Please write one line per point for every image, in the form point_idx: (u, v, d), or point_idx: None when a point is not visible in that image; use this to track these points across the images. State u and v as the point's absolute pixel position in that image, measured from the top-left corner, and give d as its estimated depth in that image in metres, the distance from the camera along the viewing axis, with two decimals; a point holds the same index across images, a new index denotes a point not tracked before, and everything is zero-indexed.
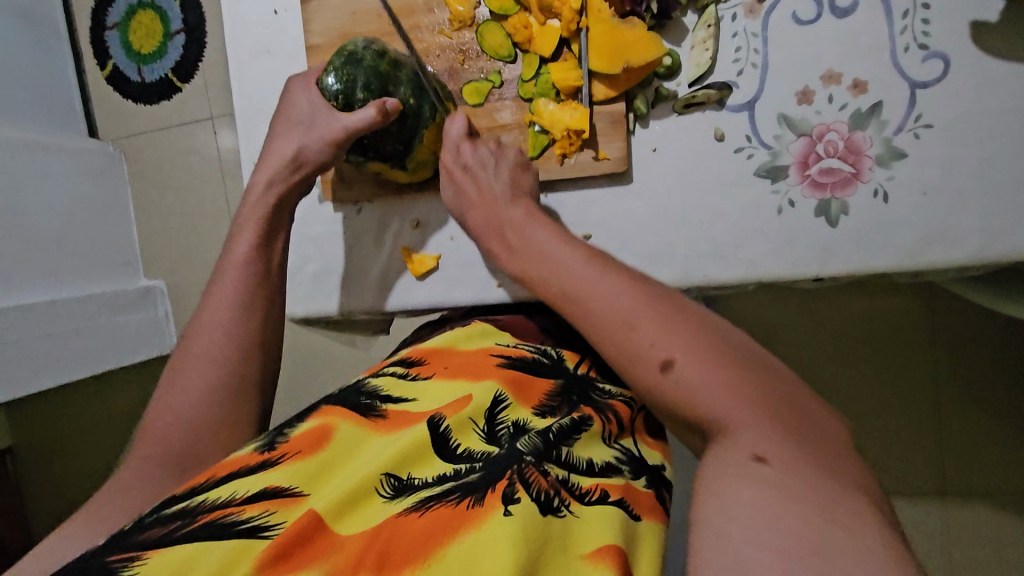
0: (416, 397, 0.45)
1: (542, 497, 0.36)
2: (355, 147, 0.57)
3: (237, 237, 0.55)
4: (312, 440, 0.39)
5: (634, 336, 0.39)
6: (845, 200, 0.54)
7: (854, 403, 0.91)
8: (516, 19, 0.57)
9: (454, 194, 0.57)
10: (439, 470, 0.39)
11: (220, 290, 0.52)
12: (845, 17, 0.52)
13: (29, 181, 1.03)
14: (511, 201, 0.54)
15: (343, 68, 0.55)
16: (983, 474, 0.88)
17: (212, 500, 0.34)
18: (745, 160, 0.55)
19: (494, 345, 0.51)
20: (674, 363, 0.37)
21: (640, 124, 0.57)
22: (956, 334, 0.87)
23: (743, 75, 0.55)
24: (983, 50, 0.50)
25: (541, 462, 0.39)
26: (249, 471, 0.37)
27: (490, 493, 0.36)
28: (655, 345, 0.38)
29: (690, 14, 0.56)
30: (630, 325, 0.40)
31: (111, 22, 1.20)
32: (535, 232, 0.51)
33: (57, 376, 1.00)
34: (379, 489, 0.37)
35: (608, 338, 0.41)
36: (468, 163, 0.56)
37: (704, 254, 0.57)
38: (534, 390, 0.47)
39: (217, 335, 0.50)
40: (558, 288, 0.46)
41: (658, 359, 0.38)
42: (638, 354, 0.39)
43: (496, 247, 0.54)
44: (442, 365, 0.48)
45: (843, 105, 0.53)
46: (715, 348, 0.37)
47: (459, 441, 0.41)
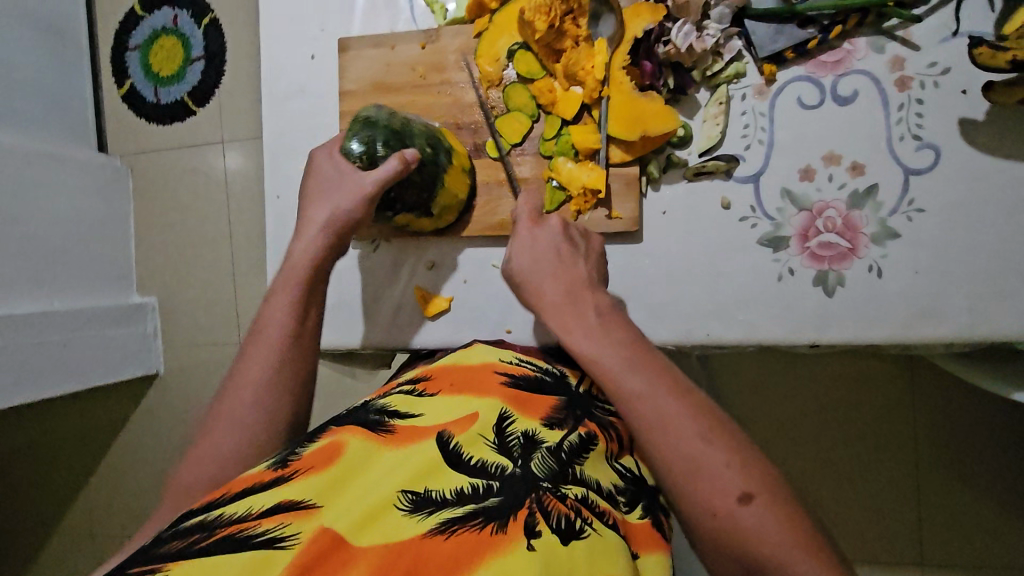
0: (423, 412, 0.45)
1: (563, 524, 0.36)
2: (383, 202, 0.57)
3: (274, 301, 0.54)
4: (325, 456, 0.38)
5: (712, 457, 0.37)
6: (843, 273, 0.57)
7: (839, 463, 0.92)
8: (541, 83, 0.60)
9: (527, 258, 0.53)
10: (454, 485, 0.38)
11: (258, 354, 0.51)
12: (845, 105, 0.57)
13: (35, 194, 1.04)
14: (594, 287, 0.51)
15: (362, 133, 0.56)
16: (963, 549, 0.89)
17: (229, 514, 0.33)
18: (750, 229, 0.59)
19: (498, 361, 0.52)
20: (752, 499, 0.35)
21: (652, 188, 0.61)
22: (942, 409, 0.90)
23: (750, 149, 0.59)
24: (971, 145, 0.54)
25: (558, 485, 0.39)
26: (264, 486, 0.36)
27: (512, 522, 0.35)
28: (730, 474, 0.37)
29: (703, 91, 0.60)
30: (710, 445, 0.38)
31: (135, 44, 1.23)
32: (608, 324, 0.47)
33: (42, 386, 1.01)
34: (397, 503, 0.35)
35: (682, 454, 0.38)
36: (555, 237, 0.54)
37: (706, 314, 0.59)
38: (539, 405, 0.48)
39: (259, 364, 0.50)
40: (633, 386, 0.41)
41: (736, 491, 0.36)
42: (711, 478, 0.37)
43: (563, 316, 0.49)
44: (447, 384, 0.49)
45: (842, 185, 0.57)
46: (788, 496, 0.36)
47: (470, 453, 0.40)
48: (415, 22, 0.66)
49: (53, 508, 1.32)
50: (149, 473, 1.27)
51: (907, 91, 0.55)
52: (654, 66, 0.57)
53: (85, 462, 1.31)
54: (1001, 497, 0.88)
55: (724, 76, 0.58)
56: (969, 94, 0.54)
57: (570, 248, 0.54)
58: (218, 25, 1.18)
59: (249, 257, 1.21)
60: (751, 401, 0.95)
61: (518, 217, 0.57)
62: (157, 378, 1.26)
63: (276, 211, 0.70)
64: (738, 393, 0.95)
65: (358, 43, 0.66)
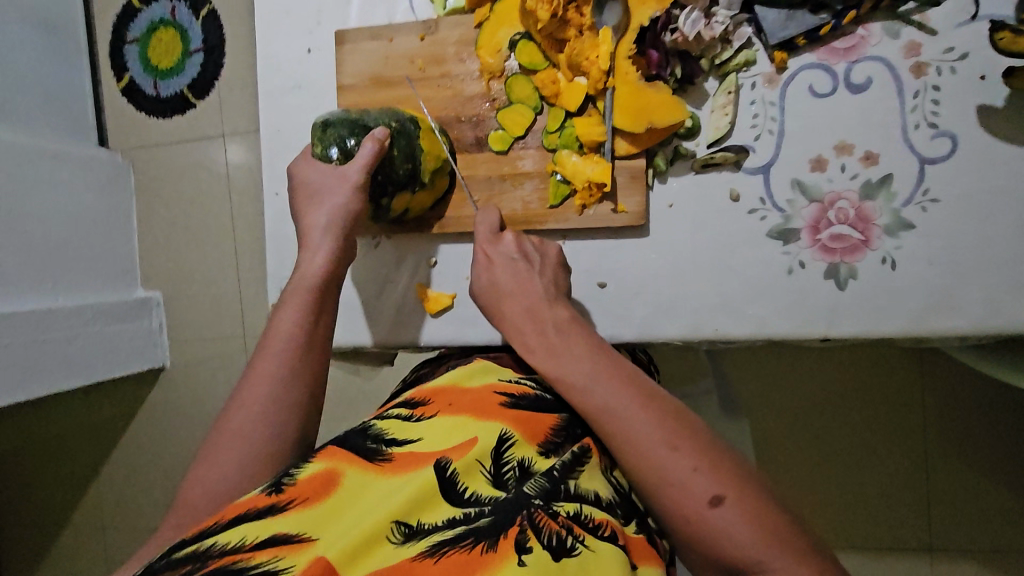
0: (420, 438, 0.43)
1: (554, 542, 0.36)
2: (374, 188, 0.56)
3: (281, 315, 0.52)
4: (318, 484, 0.37)
5: (680, 467, 0.40)
6: (854, 265, 0.55)
7: (848, 452, 0.92)
8: (545, 74, 0.59)
9: (488, 277, 0.57)
10: (447, 514, 0.38)
11: (263, 366, 0.49)
12: (858, 93, 0.55)
13: (37, 191, 1.04)
14: (552, 303, 0.54)
15: (324, 137, 0.56)
16: (971, 538, 0.88)
17: (222, 544, 0.33)
18: (759, 222, 0.57)
19: (497, 381, 0.51)
20: (723, 501, 0.38)
21: (659, 180, 0.59)
22: (949, 400, 0.89)
23: (760, 139, 0.57)
24: (988, 133, 0.52)
25: (550, 504, 0.39)
26: (257, 514, 0.35)
27: (503, 540, 0.35)
28: (697, 478, 0.39)
29: (712, 80, 0.58)
30: (677, 454, 0.40)
31: (132, 37, 1.22)
32: (574, 340, 0.50)
33: (48, 382, 1.01)
34: (390, 535, 0.35)
35: (652, 466, 0.41)
36: (510, 253, 0.57)
37: (713, 309, 0.58)
38: (540, 426, 0.47)
39: (279, 362, 0.49)
40: (599, 401, 0.45)
41: (706, 495, 0.38)
42: (681, 487, 0.39)
43: (528, 336, 0.52)
44: (445, 403, 0.47)
45: (855, 175, 0.55)
46: (757, 493, 0.39)
47: (465, 484, 0.40)
48: (414, 12, 0.64)
49: (63, 501, 1.33)
50: (158, 467, 1.27)
51: (923, 78, 0.53)
52: (661, 55, 0.55)
53: (95, 456, 1.31)
54: (1014, 484, 0.87)
55: (734, 64, 0.57)
56: (987, 79, 0.52)
57: (527, 265, 0.56)
58: (217, 17, 1.16)
59: (251, 252, 1.20)
60: (755, 391, 0.95)
61: (476, 242, 0.59)
62: (163, 373, 1.26)
63: (275, 208, 0.69)
64: (744, 384, 0.95)
65: (356, 36, 0.64)
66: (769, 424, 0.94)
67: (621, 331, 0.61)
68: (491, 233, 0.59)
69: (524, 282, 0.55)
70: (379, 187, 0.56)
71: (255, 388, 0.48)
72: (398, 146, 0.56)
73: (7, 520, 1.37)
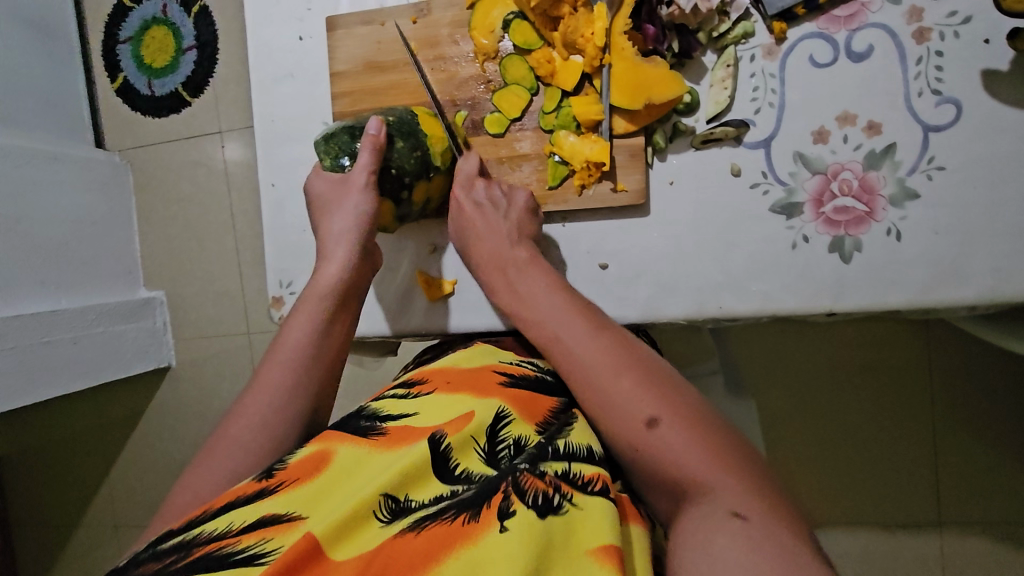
0: (417, 410, 0.44)
1: (540, 501, 0.36)
2: (386, 179, 0.57)
3: (293, 322, 0.52)
4: (309, 467, 0.38)
5: (624, 393, 0.43)
6: (859, 238, 0.55)
7: (854, 430, 0.91)
8: (540, 54, 0.58)
9: (460, 223, 0.59)
10: (436, 491, 0.37)
11: (271, 373, 0.48)
12: (860, 62, 0.54)
13: (35, 193, 1.03)
14: (516, 244, 0.57)
15: (329, 151, 0.58)
16: (971, 502, 0.89)
17: (209, 531, 0.33)
18: (761, 196, 0.57)
19: (496, 362, 0.52)
20: (659, 422, 0.41)
21: (658, 158, 0.59)
22: (945, 365, 0.88)
23: (760, 113, 0.56)
24: (993, 98, 0.51)
25: (536, 466, 0.38)
26: (246, 500, 0.35)
27: (485, 509, 0.35)
28: (641, 403, 0.43)
29: (710, 54, 0.57)
30: (623, 382, 0.44)
31: (125, 35, 1.20)
32: (533, 278, 0.54)
33: (55, 384, 1.02)
34: (378, 512, 0.35)
35: (603, 397, 0.44)
36: (479, 199, 0.58)
37: (717, 287, 0.58)
38: (539, 406, 0.47)
39: (298, 368, 0.49)
40: (551, 331, 0.50)
41: (646, 417, 0.42)
42: (626, 411, 0.43)
43: (494, 279, 0.56)
44: (444, 381, 0.48)
45: (858, 146, 0.54)
46: (697, 416, 0.41)
47: (458, 460, 0.40)
48: None
49: (76, 501, 1.34)
50: (168, 466, 1.28)
51: (926, 43, 0.52)
52: (657, 29, 0.54)
53: (105, 456, 1.32)
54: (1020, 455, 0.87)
55: (732, 37, 0.56)
56: (991, 43, 0.51)
57: (495, 209, 0.57)
58: (209, 12, 1.16)
59: (252, 247, 1.20)
60: (761, 374, 0.94)
61: (452, 188, 0.60)
62: (169, 373, 1.26)
63: (272, 199, 0.69)
64: (750, 368, 0.94)
65: (347, 21, 0.63)
66: (774, 404, 0.94)
67: (625, 311, 0.60)
68: (468, 180, 0.59)
69: (493, 227, 0.56)
70: (392, 181, 0.57)
71: (260, 394, 0.47)
72: (408, 139, 0.57)
73: (21, 522, 1.39)
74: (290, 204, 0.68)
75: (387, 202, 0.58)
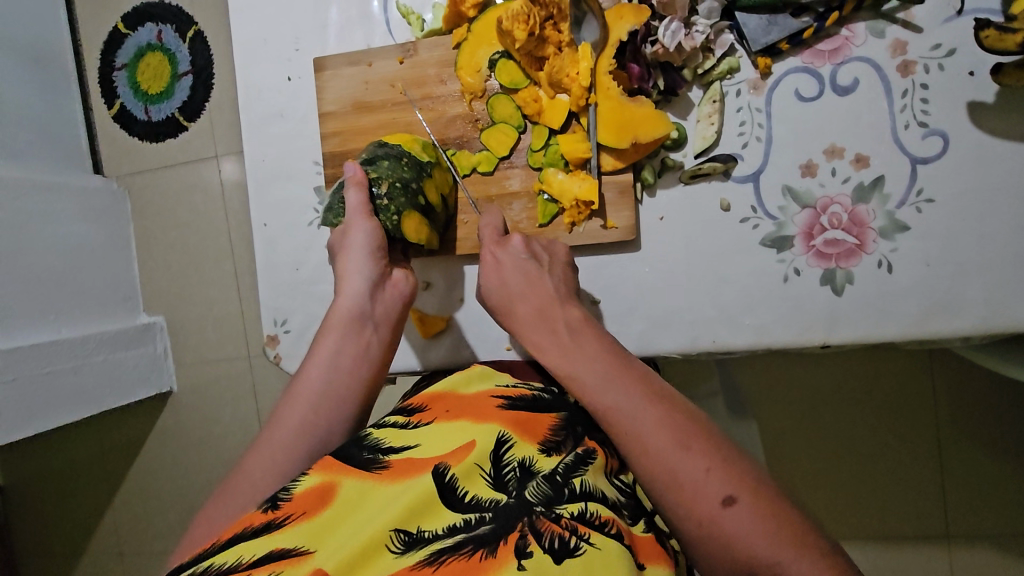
0: (418, 443, 0.43)
1: (556, 544, 0.36)
2: (394, 194, 0.55)
3: (311, 365, 0.50)
4: (315, 499, 0.38)
5: (693, 467, 0.38)
6: (850, 270, 0.54)
7: (858, 447, 0.91)
8: (526, 93, 0.58)
9: (496, 279, 0.55)
10: (448, 520, 0.37)
11: (289, 415, 0.46)
12: (845, 96, 0.54)
13: (34, 223, 1.03)
14: (566, 303, 0.53)
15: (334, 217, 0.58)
16: (982, 518, 0.88)
17: (220, 564, 0.34)
18: (751, 230, 0.57)
19: (494, 385, 0.51)
20: (738, 501, 0.36)
21: (647, 194, 0.59)
22: (955, 381, 0.87)
23: (748, 147, 0.56)
24: (980, 130, 0.51)
25: (552, 509, 0.38)
26: (254, 533, 0.35)
27: (502, 547, 0.35)
28: (712, 480, 0.38)
29: (696, 89, 0.57)
30: (689, 453, 0.39)
31: (120, 62, 1.21)
32: (587, 338, 0.49)
33: (54, 414, 1.01)
34: (389, 544, 0.35)
35: (667, 471, 0.39)
36: (520, 253, 0.55)
37: (710, 321, 0.58)
38: (538, 426, 0.47)
39: (318, 414, 0.47)
40: (608, 401, 0.44)
41: (720, 495, 0.37)
42: (696, 488, 0.38)
43: (541, 338, 0.51)
44: (443, 410, 0.47)
45: (846, 179, 0.54)
46: (775, 496, 0.37)
47: (465, 488, 0.40)
48: (391, 35, 0.63)
49: (79, 529, 1.34)
50: (170, 492, 1.28)
51: (910, 77, 0.52)
52: (642, 68, 0.55)
53: (105, 484, 1.32)
54: None
55: (717, 73, 0.56)
56: (976, 75, 0.51)
57: (537, 264, 0.55)
58: (203, 38, 1.16)
59: (249, 272, 1.21)
60: (766, 393, 0.93)
61: (483, 245, 0.57)
62: (171, 398, 1.26)
63: (264, 237, 0.69)
64: (751, 387, 0.94)
65: (334, 62, 0.63)
66: (777, 421, 0.93)
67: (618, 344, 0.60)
68: (497, 235, 0.57)
69: (533, 282, 0.54)
70: (403, 194, 0.56)
71: (278, 432, 0.45)
72: (387, 158, 0.57)
73: (24, 551, 1.38)
74: (284, 242, 0.68)
75: (413, 215, 0.56)
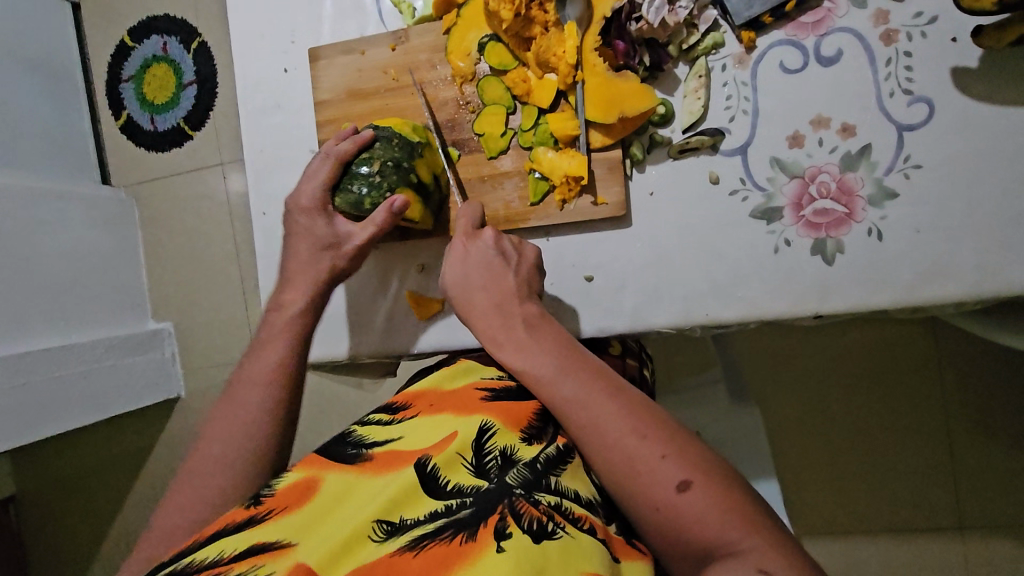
0: (401, 435, 0.44)
1: (535, 526, 0.36)
2: (392, 167, 0.56)
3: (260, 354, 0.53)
4: (298, 494, 0.38)
5: (648, 453, 0.39)
6: (841, 239, 0.55)
7: (864, 442, 0.90)
8: (515, 74, 0.59)
9: (460, 270, 0.54)
10: (430, 508, 0.38)
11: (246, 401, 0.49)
12: (830, 66, 0.54)
13: (43, 230, 1.05)
14: (523, 298, 0.52)
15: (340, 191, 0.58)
16: (994, 511, 0.87)
17: (200, 560, 0.33)
18: (740, 203, 0.57)
19: (477, 380, 0.50)
20: (692, 485, 0.37)
21: (637, 170, 0.59)
22: (964, 378, 0.87)
23: (735, 121, 0.57)
24: (965, 95, 0.52)
25: (531, 493, 0.39)
26: (235, 529, 0.35)
27: (482, 529, 0.35)
28: (665, 466, 0.38)
29: (682, 65, 0.58)
30: (645, 440, 0.40)
31: (127, 74, 1.23)
32: (546, 333, 0.49)
33: (63, 418, 1.02)
34: (372, 533, 0.35)
35: (621, 458, 0.39)
36: (487, 250, 0.54)
37: (704, 295, 0.58)
38: (520, 412, 0.47)
39: (257, 416, 0.48)
40: (566, 394, 0.44)
41: (675, 480, 0.37)
42: (650, 473, 0.38)
43: (496, 330, 0.51)
44: (427, 404, 0.48)
45: (834, 148, 0.55)
46: (726, 478, 0.38)
47: (447, 476, 0.40)
48: (384, 24, 0.65)
49: (89, 535, 1.35)
50: None
51: (894, 45, 0.53)
52: (627, 44, 0.56)
53: (115, 489, 1.33)
54: None
55: (702, 48, 0.57)
56: (959, 41, 0.52)
57: (504, 262, 0.54)
58: (207, 48, 1.19)
59: (253, 274, 1.22)
60: (769, 382, 0.93)
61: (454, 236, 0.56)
62: (178, 403, 1.27)
63: (263, 227, 0.70)
64: (754, 375, 0.94)
65: (328, 52, 0.65)
66: (780, 411, 0.93)
67: (613, 322, 0.61)
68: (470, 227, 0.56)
69: (496, 277, 0.53)
70: (395, 172, 0.56)
71: (236, 416, 0.48)
72: (379, 139, 0.57)
73: (34, 559, 1.38)
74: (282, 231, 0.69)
75: (407, 192, 0.57)
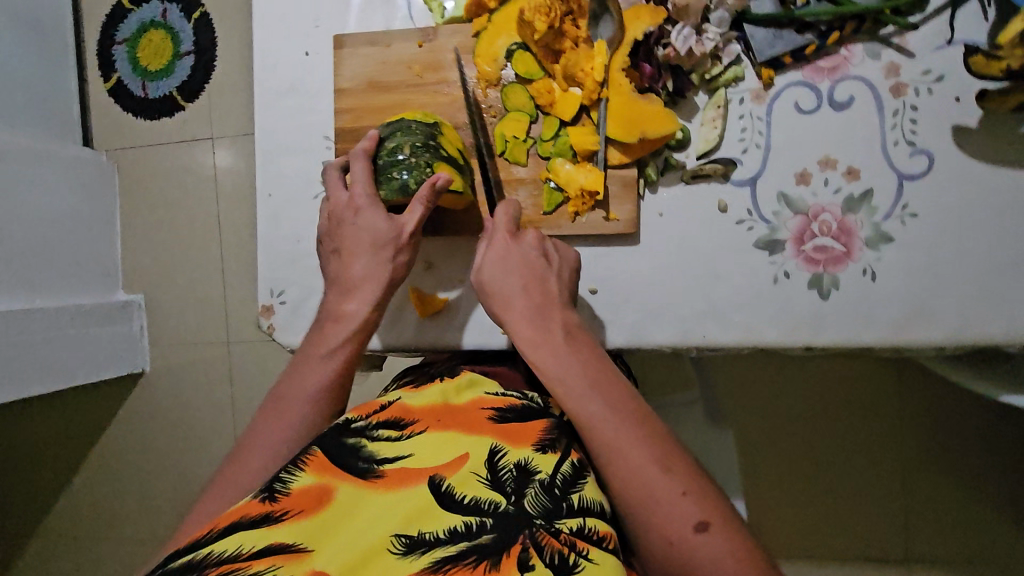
0: (411, 453, 0.42)
1: (557, 560, 0.35)
2: (424, 146, 0.57)
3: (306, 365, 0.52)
4: (313, 500, 0.37)
5: (669, 488, 0.40)
6: (837, 276, 0.57)
7: (831, 472, 0.93)
8: (541, 84, 0.60)
9: (495, 268, 0.55)
10: (449, 523, 0.37)
11: (292, 411, 0.48)
12: (841, 111, 0.57)
13: (19, 188, 1.01)
14: (566, 307, 0.53)
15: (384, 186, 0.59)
16: (941, 548, 0.91)
17: (218, 552, 0.32)
18: (745, 232, 0.59)
19: (482, 395, 0.49)
20: (709, 527, 0.38)
21: (649, 190, 0.61)
22: (935, 425, 0.91)
23: (747, 153, 0.59)
24: (963, 152, 0.55)
25: (552, 522, 0.38)
26: (251, 523, 0.34)
27: (505, 559, 0.34)
28: (685, 504, 0.40)
29: (701, 94, 0.60)
30: (667, 474, 0.41)
31: (122, 37, 1.20)
32: (580, 343, 0.50)
33: (21, 385, 0.98)
34: (390, 545, 0.35)
35: (642, 488, 0.41)
36: (531, 251, 0.55)
37: (701, 317, 0.60)
38: (529, 429, 0.46)
39: (302, 430, 0.47)
40: (595, 412, 0.44)
41: (693, 519, 0.39)
42: (670, 507, 0.40)
43: (527, 328, 0.51)
44: (435, 420, 0.45)
45: (838, 189, 0.57)
46: (738, 526, 0.39)
47: (465, 493, 0.39)
48: (411, 19, 0.65)
49: (33, 509, 1.30)
50: (133, 472, 1.25)
51: (902, 98, 0.56)
52: (653, 68, 0.58)
53: (65, 462, 1.28)
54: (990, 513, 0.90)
55: (723, 79, 0.59)
56: (962, 101, 0.55)
57: (545, 264, 0.55)
58: (209, 20, 1.17)
59: (236, 253, 1.20)
60: (741, 406, 0.96)
61: (496, 230, 0.57)
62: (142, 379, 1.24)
63: (267, 209, 0.69)
64: (727, 398, 0.96)
65: (353, 41, 0.65)
66: (749, 435, 0.96)
67: (612, 335, 0.62)
68: (511, 228, 0.57)
69: (535, 284, 0.54)
70: (426, 150, 0.57)
71: (280, 425, 0.47)
72: (399, 132, 0.59)
73: None
74: (286, 215, 0.68)
75: (445, 165, 0.57)
